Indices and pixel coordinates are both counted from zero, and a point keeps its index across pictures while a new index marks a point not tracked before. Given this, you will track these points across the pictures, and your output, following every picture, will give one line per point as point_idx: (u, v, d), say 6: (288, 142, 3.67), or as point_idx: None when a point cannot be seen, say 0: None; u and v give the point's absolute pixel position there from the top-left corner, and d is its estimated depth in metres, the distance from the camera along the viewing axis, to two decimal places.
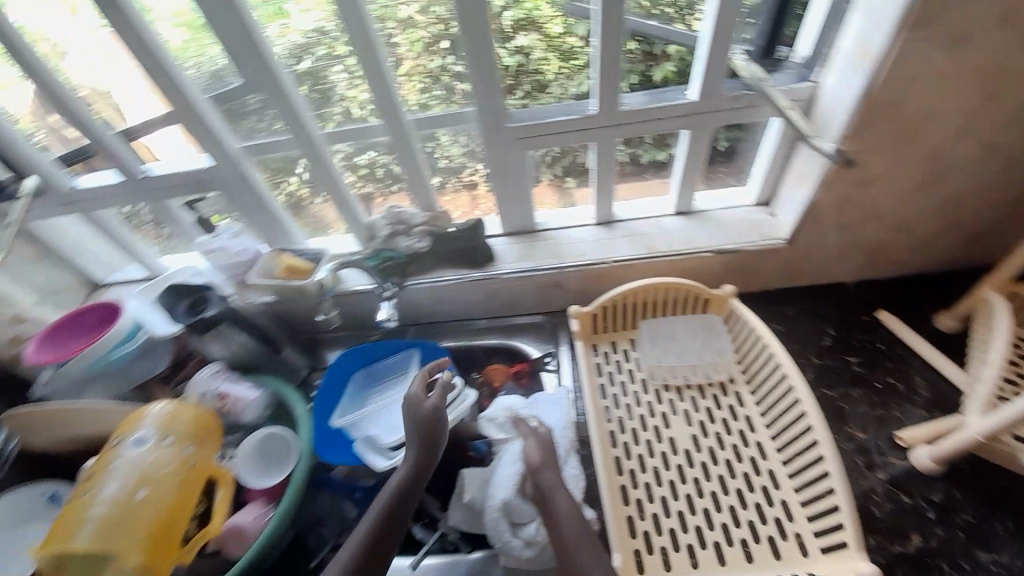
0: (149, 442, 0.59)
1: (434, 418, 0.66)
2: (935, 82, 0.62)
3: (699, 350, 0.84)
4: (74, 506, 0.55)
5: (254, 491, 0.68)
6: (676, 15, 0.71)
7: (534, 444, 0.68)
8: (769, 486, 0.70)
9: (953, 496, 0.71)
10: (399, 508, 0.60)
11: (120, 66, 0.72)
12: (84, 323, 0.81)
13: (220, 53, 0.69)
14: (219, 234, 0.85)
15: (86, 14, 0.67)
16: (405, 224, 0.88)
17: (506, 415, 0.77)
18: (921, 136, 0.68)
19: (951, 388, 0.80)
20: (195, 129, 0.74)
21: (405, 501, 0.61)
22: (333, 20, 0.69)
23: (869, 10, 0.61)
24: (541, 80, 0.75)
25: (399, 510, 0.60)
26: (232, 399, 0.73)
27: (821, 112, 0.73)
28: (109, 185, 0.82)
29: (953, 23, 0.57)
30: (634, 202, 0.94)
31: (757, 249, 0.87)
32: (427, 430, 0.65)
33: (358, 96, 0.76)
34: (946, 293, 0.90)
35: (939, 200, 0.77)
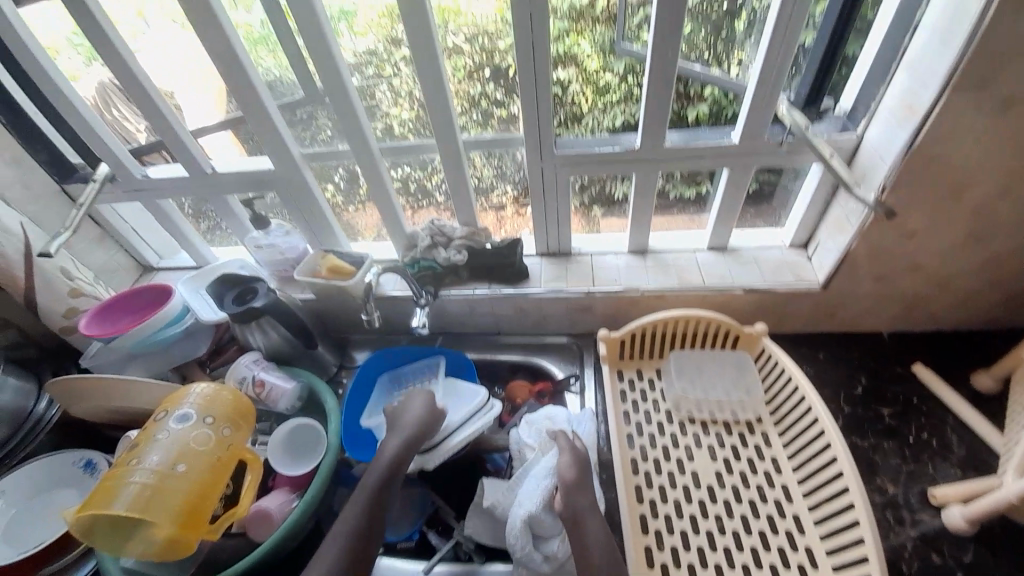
0: (191, 420, 0.64)
1: (428, 418, 0.74)
2: (981, 141, 0.63)
3: (728, 387, 0.84)
4: (117, 472, 0.60)
5: (281, 478, 0.74)
6: (715, 61, 0.74)
7: (570, 458, 0.69)
8: (794, 531, 0.68)
9: (988, 561, 0.68)
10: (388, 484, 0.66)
11: (191, 71, 0.78)
12: (133, 304, 0.87)
13: (275, 63, 0.76)
14: (271, 231, 0.93)
15: (161, 22, 0.74)
16: (446, 237, 0.91)
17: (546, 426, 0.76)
18: (964, 192, 0.69)
19: (987, 448, 0.77)
20: (265, 132, 0.79)
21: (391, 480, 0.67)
22: (384, 42, 0.73)
23: (916, 69, 0.64)
24: (576, 111, 0.79)
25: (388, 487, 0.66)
26: (268, 388, 0.80)
27: (862, 162, 0.75)
28: (177, 177, 0.88)
29: (1004, 88, 0.58)
30: (667, 234, 0.97)
31: (791, 291, 0.87)
32: (418, 427, 0.72)
33: (400, 114, 0.81)
34: (985, 352, 0.88)
35: (982, 257, 0.77)
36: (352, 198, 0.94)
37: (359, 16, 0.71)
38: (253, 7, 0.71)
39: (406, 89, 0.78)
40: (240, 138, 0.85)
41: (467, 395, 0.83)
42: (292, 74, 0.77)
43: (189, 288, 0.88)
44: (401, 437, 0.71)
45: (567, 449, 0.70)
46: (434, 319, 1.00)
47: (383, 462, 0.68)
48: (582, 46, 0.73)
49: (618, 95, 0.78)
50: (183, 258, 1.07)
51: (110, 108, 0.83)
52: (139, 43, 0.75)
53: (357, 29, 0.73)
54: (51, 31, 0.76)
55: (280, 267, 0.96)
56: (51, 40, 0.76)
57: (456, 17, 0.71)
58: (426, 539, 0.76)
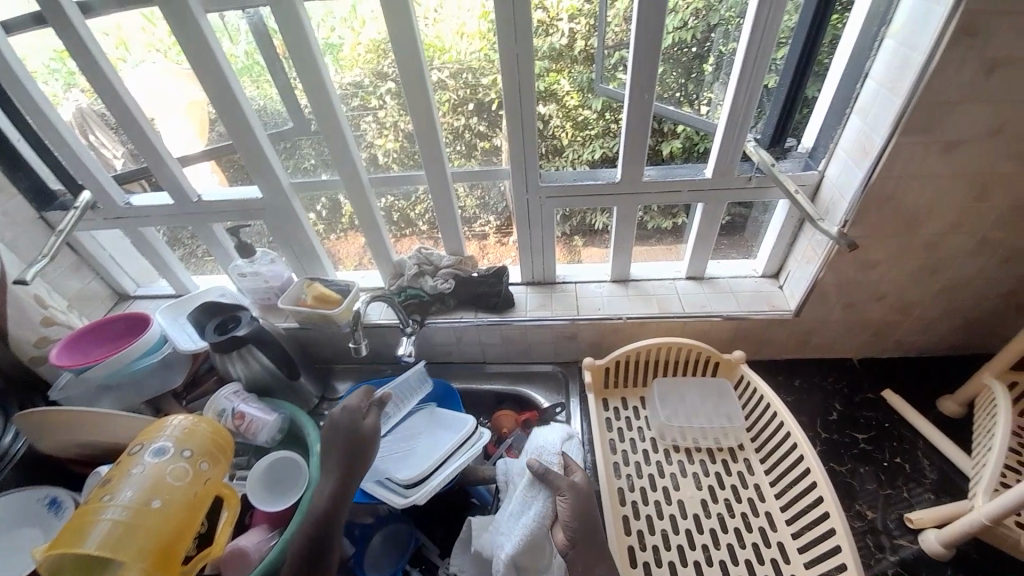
0: (168, 453, 0.62)
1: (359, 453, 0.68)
2: (930, 179, 0.69)
3: (710, 414, 0.85)
4: (88, 509, 0.57)
5: (258, 515, 0.71)
6: (684, 100, 0.79)
7: (569, 500, 0.65)
8: (779, 560, 0.69)
9: None
10: (326, 532, 0.61)
11: (177, 99, 0.79)
12: (107, 334, 0.85)
13: (263, 93, 0.78)
14: (257, 259, 0.93)
15: (143, 53, 0.74)
16: (432, 265, 0.94)
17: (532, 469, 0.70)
18: (917, 226, 0.75)
19: (957, 472, 0.80)
20: (253, 160, 0.80)
21: (330, 524, 0.62)
22: (371, 76, 0.76)
23: (868, 114, 0.70)
24: (556, 145, 0.83)
25: (326, 533, 0.61)
26: (248, 420, 0.77)
27: (825, 198, 0.81)
28: (159, 204, 0.87)
29: (944, 133, 0.64)
30: (647, 264, 1.01)
31: (766, 318, 0.91)
32: (349, 461, 0.66)
33: (385, 144, 0.84)
34: (947, 377, 0.93)
35: (937, 286, 0.83)
36: (335, 227, 0.95)
37: (346, 50, 0.74)
38: (239, 39, 0.73)
39: (391, 121, 0.81)
40: (222, 167, 0.86)
41: (454, 425, 0.83)
42: (281, 103, 0.79)
43: (166, 317, 0.88)
44: (332, 476, 0.65)
45: (565, 490, 0.66)
46: (419, 348, 0.99)
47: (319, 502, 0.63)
48: (561, 84, 0.77)
49: (595, 131, 0.82)
50: (163, 287, 1.06)
51: (87, 132, 0.82)
52: (123, 71, 0.75)
53: (344, 63, 0.75)
54: (33, 57, 0.75)
55: (263, 296, 0.95)
56: (30, 65, 0.75)
57: (441, 54, 0.74)
58: None
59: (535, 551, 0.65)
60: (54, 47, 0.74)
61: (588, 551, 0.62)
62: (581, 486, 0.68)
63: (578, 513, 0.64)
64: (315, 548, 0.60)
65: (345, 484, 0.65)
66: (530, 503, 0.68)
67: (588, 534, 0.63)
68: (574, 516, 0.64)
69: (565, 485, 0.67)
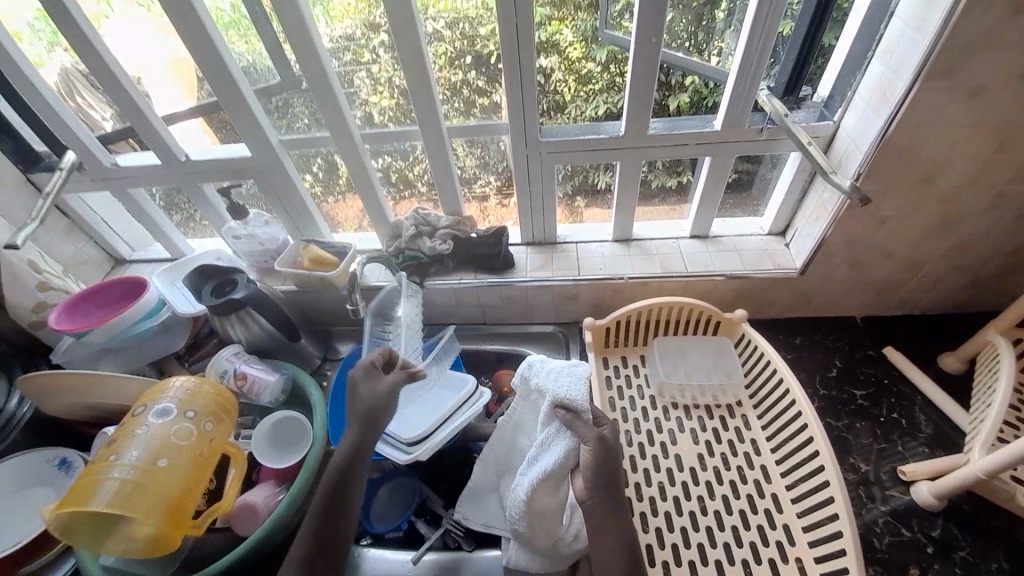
0: (171, 413, 0.63)
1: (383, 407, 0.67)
2: (953, 129, 0.66)
3: (709, 371, 0.86)
4: (96, 468, 0.58)
5: (264, 472, 0.73)
6: (695, 49, 0.74)
7: (593, 448, 0.62)
8: (772, 510, 0.71)
9: (954, 535, 0.71)
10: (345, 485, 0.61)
11: (161, 55, 0.75)
12: (104, 297, 0.84)
13: (248, 48, 0.74)
14: (250, 221, 0.91)
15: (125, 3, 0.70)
16: (430, 226, 0.92)
17: (551, 412, 0.69)
18: (934, 180, 0.72)
19: (953, 427, 0.81)
20: (240, 119, 0.76)
21: (351, 477, 0.61)
22: (362, 28, 0.71)
23: (891, 58, 0.65)
24: (559, 101, 0.79)
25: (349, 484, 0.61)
26: (251, 380, 0.78)
27: (838, 150, 0.77)
28: (147, 165, 0.84)
29: (972, 78, 0.60)
30: (650, 223, 0.99)
31: (770, 277, 0.90)
32: (367, 421, 0.65)
33: (380, 102, 0.80)
34: (949, 335, 0.92)
35: (948, 243, 0.81)
36: (332, 189, 0.92)
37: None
38: None
39: (385, 77, 0.76)
40: (212, 126, 0.83)
41: (455, 385, 0.83)
42: (268, 59, 0.74)
43: (164, 280, 0.87)
44: (353, 432, 0.64)
45: (591, 439, 0.63)
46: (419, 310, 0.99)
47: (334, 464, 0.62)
48: (564, 34, 0.72)
49: (600, 85, 0.78)
50: (158, 250, 1.05)
51: (74, 95, 0.79)
52: (107, 28, 0.71)
53: (333, 14, 0.70)
54: (15, 17, 0.71)
55: (259, 259, 0.94)
56: (12, 25, 0.72)
57: (436, 3, 0.69)
58: (414, 528, 0.76)
59: (550, 489, 0.65)
60: (36, 6, 0.70)
61: (608, 503, 0.60)
62: (610, 436, 0.63)
63: (602, 464, 0.61)
64: (335, 499, 0.60)
65: (361, 447, 0.63)
66: (551, 444, 0.67)
67: (609, 486, 0.60)
68: (596, 467, 0.61)
69: (592, 435, 0.63)
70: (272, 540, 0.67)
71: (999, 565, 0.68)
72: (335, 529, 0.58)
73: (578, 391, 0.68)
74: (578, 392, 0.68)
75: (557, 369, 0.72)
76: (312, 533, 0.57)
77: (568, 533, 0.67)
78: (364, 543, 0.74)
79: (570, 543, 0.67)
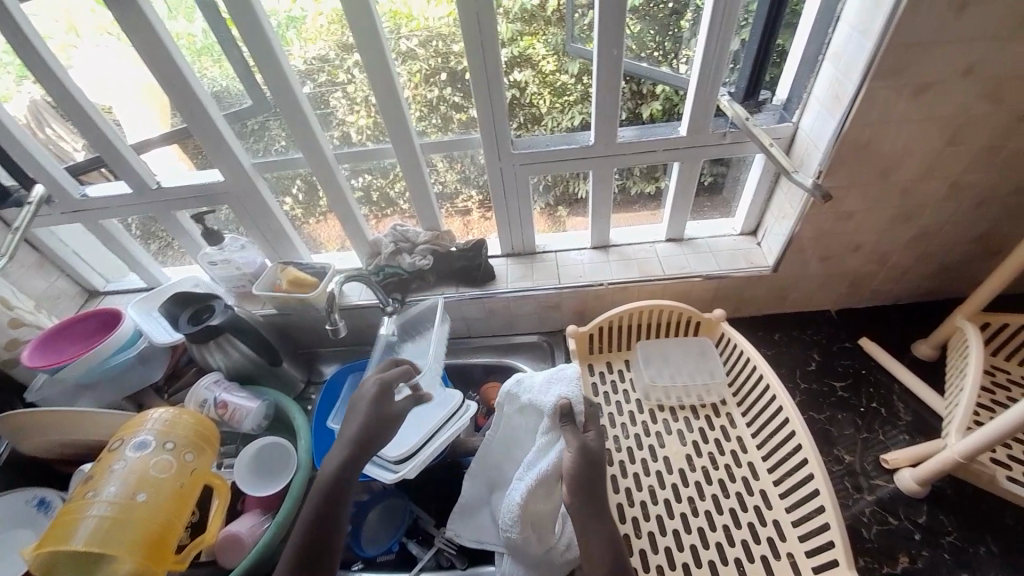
0: (150, 446, 0.62)
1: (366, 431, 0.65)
2: (905, 127, 0.69)
3: (692, 372, 0.87)
4: (74, 506, 0.57)
5: (250, 501, 0.72)
6: (663, 59, 0.76)
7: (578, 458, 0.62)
8: (762, 506, 0.71)
9: (940, 520, 0.73)
10: (342, 483, 0.61)
11: (131, 84, 0.74)
12: (79, 334, 0.83)
13: (220, 73, 0.74)
14: (226, 246, 0.90)
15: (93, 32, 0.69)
16: (409, 242, 0.92)
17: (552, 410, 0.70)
18: (891, 175, 0.75)
19: (931, 413, 0.83)
20: (210, 145, 0.76)
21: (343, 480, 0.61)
22: (336, 49, 0.72)
23: (839, 61, 0.69)
24: (534, 113, 0.81)
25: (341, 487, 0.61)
26: (232, 408, 0.77)
27: (800, 151, 0.80)
28: (119, 195, 0.83)
29: (917, 77, 0.63)
30: (627, 229, 1.00)
31: (745, 276, 0.92)
32: (361, 442, 0.64)
33: (357, 121, 0.80)
34: (920, 323, 0.95)
35: (911, 234, 0.84)
36: (313, 210, 0.92)
37: (308, 22, 0.70)
38: (194, 17, 0.68)
39: (361, 95, 0.77)
40: (187, 153, 0.82)
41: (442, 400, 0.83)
42: (239, 83, 0.74)
43: (140, 309, 0.86)
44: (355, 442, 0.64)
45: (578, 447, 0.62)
46: None
47: (334, 460, 0.62)
48: (537, 48, 0.74)
49: (575, 96, 0.80)
50: (133, 281, 1.03)
51: (44, 126, 0.78)
52: (74, 59, 0.71)
53: (307, 36, 0.71)
54: None
55: (237, 284, 0.94)
56: None
57: (408, 22, 0.70)
58: (406, 549, 0.74)
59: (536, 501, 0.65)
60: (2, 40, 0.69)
61: (588, 512, 0.59)
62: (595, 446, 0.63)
63: (583, 469, 0.62)
64: (330, 497, 0.59)
65: (348, 472, 0.62)
66: (550, 448, 0.67)
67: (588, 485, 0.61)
68: (578, 473, 0.61)
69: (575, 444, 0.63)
70: (259, 571, 0.66)
71: (986, 548, 0.70)
72: (328, 525, 0.58)
73: (575, 392, 0.70)
74: (573, 392, 0.70)
75: (547, 376, 0.74)
76: (314, 526, 0.57)
77: (560, 543, 0.67)
78: (356, 568, 0.72)
79: (563, 552, 0.67)
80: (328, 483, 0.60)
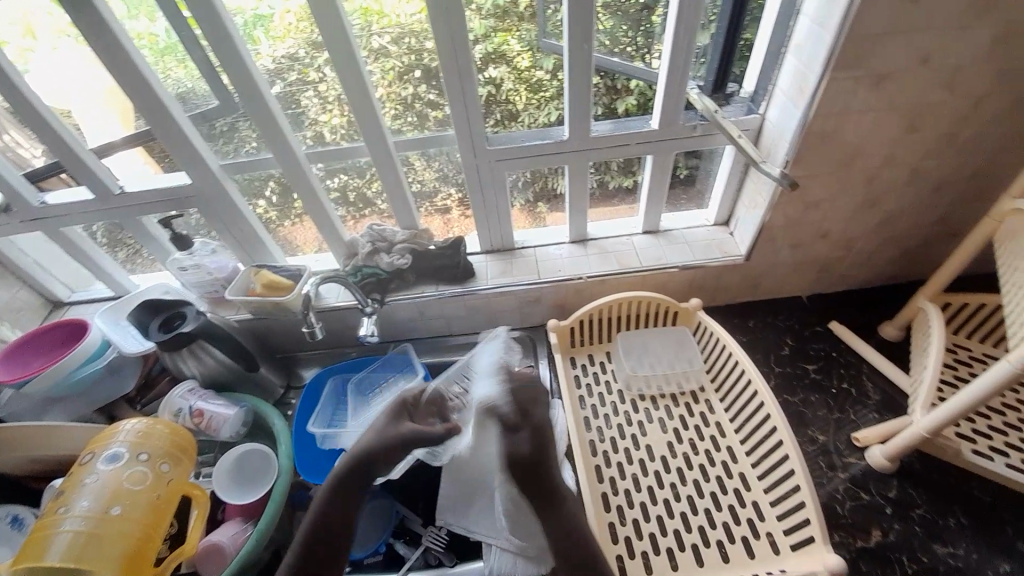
0: (122, 458, 0.60)
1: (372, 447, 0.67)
2: (866, 116, 0.71)
3: (672, 361, 0.89)
4: (47, 522, 0.55)
5: (231, 509, 0.70)
6: (636, 53, 0.77)
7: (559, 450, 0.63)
8: (741, 489, 0.73)
9: (909, 494, 0.76)
10: (354, 476, 0.65)
11: (90, 85, 0.71)
12: (43, 346, 0.81)
13: (185, 74, 0.72)
14: (196, 250, 0.88)
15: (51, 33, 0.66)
16: (386, 241, 0.92)
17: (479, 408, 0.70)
18: (855, 163, 0.77)
19: (898, 391, 0.87)
20: (174, 146, 0.74)
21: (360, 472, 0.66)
22: (306, 47, 0.70)
23: (802, 53, 0.71)
24: (511, 109, 0.81)
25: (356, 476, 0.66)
26: (209, 416, 0.75)
27: (767, 142, 0.82)
28: (80, 201, 0.80)
29: (876, 67, 0.65)
30: (605, 223, 1.01)
31: (719, 265, 0.94)
32: (365, 459, 0.66)
33: (330, 120, 0.79)
34: (886, 306, 0.99)
35: (876, 220, 0.87)
36: (287, 213, 0.91)
37: (276, 20, 0.68)
38: (156, 16, 0.66)
39: (334, 94, 0.76)
40: (153, 156, 0.79)
41: None
42: (205, 83, 0.72)
43: (107, 320, 0.82)
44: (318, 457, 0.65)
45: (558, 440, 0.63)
46: (383, 327, 0.98)
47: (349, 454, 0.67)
48: (511, 45, 0.74)
49: (551, 92, 0.80)
50: (100, 289, 1.00)
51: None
52: (31, 63, 0.68)
53: (275, 34, 0.69)
54: None
55: (210, 289, 0.92)
56: None
57: (379, 19, 0.69)
58: (393, 549, 0.74)
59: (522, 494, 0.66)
60: None
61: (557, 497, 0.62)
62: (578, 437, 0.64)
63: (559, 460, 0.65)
64: (341, 488, 0.65)
65: (347, 489, 0.65)
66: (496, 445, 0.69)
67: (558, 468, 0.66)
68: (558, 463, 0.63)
69: None
70: None
71: (954, 518, 0.73)
72: (339, 515, 0.63)
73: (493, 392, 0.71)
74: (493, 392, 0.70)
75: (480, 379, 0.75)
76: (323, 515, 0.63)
77: None
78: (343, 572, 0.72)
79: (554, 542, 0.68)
80: (325, 498, 0.64)
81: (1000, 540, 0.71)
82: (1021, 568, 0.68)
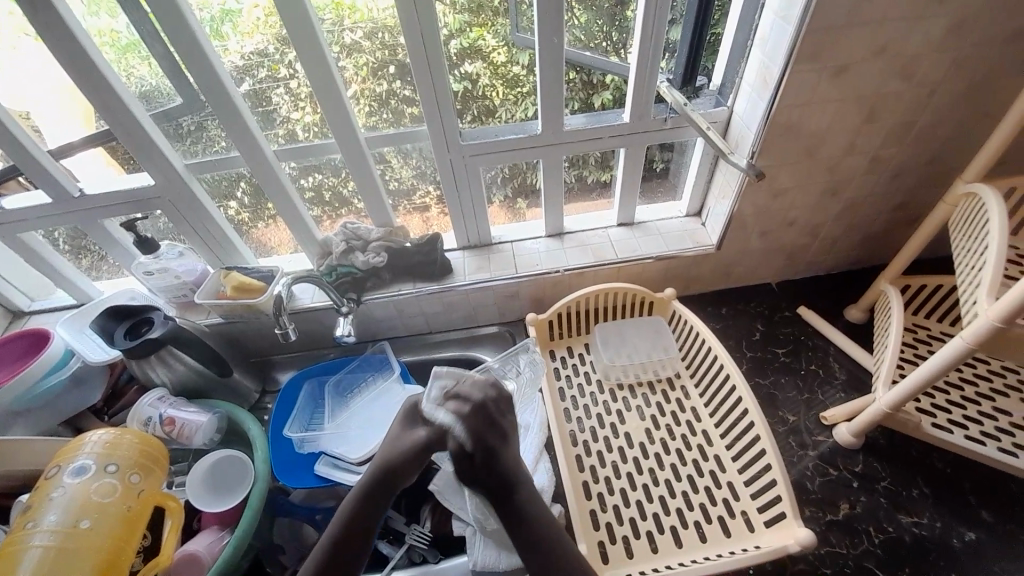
0: (91, 470, 0.59)
1: (392, 458, 0.60)
2: (827, 106, 0.73)
3: (649, 350, 0.90)
4: (10, 541, 0.53)
5: (206, 517, 0.69)
6: (610, 49, 0.77)
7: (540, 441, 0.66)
8: (717, 471, 0.75)
9: (874, 468, 0.79)
10: (384, 483, 0.59)
11: (44, 86, 0.68)
12: (4, 357, 0.78)
13: (149, 72, 0.69)
14: (162, 254, 0.85)
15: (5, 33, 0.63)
16: (361, 240, 0.90)
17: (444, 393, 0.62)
18: (818, 152, 0.80)
19: (863, 371, 0.90)
20: (136, 147, 0.71)
21: (393, 477, 0.60)
22: (275, 43, 0.69)
23: (767, 47, 0.72)
24: (488, 105, 0.80)
25: (387, 482, 0.59)
26: (181, 424, 0.74)
27: (735, 133, 0.84)
28: (37, 206, 0.77)
29: (836, 58, 0.67)
30: (581, 216, 1.02)
31: (692, 255, 0.96)
32: (388, 471, 0.60)
33: (303, 118, 0.77)
34: (851, 290, 1.03)
35: (839, 207, 0.90)
36: (259, 215, 0.89)
37: (244, 15, 0.66)
38: (117, 12, 0.63)
39: (305, 91, 0.74)
40: (116, 158, 0.76)
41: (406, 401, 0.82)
42: (169, 82, 0.70)
43: (70, 328, 0.80)
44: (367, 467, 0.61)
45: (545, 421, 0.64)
46: (361, 327, 0.97)
47: (382, 457, 0.61)
48: (486, 40, 0.73)
49: (527, 87, 0.80)
50: (62, 298, 0.96)
51: None
52: None
53: (242, 30, 0.67)
54: None
55: (178, 294, 0.89)
56: None
57: (351, 14, 0.68)
58: (377, 550, 0.74)
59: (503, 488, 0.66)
60: None
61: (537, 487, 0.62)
62: None
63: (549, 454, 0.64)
64: (373, 495, 0.59)
65: (375, 499, 0.59)
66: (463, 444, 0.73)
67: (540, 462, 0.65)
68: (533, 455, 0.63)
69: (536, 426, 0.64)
70: None
71: (916, 490, 0.76)
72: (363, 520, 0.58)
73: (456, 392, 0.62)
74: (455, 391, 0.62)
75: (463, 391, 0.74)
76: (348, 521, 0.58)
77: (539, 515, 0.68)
78: None
79: None
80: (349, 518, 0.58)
81: (959, 507, 0.74)
82: (978, 532, 0.72)
